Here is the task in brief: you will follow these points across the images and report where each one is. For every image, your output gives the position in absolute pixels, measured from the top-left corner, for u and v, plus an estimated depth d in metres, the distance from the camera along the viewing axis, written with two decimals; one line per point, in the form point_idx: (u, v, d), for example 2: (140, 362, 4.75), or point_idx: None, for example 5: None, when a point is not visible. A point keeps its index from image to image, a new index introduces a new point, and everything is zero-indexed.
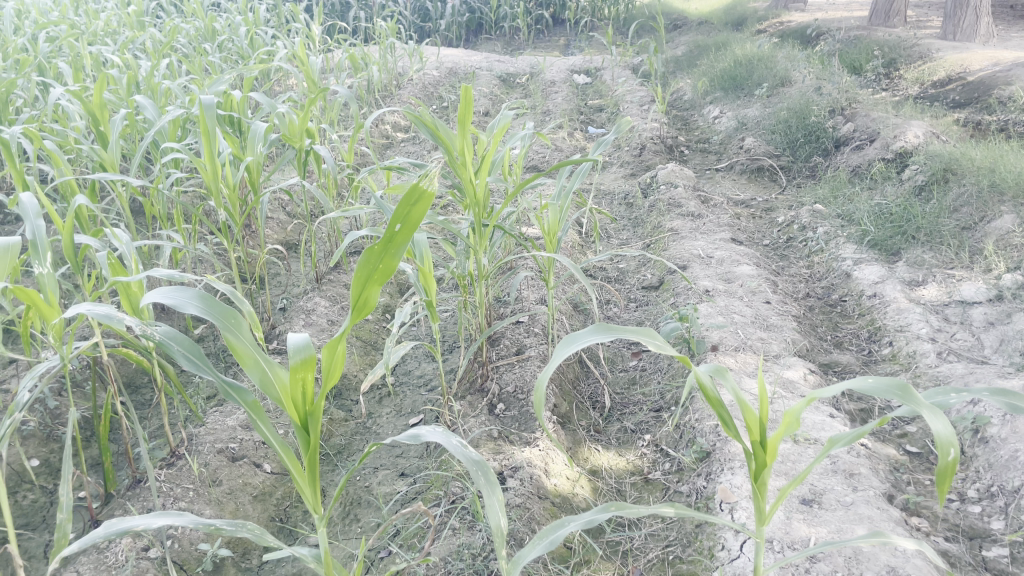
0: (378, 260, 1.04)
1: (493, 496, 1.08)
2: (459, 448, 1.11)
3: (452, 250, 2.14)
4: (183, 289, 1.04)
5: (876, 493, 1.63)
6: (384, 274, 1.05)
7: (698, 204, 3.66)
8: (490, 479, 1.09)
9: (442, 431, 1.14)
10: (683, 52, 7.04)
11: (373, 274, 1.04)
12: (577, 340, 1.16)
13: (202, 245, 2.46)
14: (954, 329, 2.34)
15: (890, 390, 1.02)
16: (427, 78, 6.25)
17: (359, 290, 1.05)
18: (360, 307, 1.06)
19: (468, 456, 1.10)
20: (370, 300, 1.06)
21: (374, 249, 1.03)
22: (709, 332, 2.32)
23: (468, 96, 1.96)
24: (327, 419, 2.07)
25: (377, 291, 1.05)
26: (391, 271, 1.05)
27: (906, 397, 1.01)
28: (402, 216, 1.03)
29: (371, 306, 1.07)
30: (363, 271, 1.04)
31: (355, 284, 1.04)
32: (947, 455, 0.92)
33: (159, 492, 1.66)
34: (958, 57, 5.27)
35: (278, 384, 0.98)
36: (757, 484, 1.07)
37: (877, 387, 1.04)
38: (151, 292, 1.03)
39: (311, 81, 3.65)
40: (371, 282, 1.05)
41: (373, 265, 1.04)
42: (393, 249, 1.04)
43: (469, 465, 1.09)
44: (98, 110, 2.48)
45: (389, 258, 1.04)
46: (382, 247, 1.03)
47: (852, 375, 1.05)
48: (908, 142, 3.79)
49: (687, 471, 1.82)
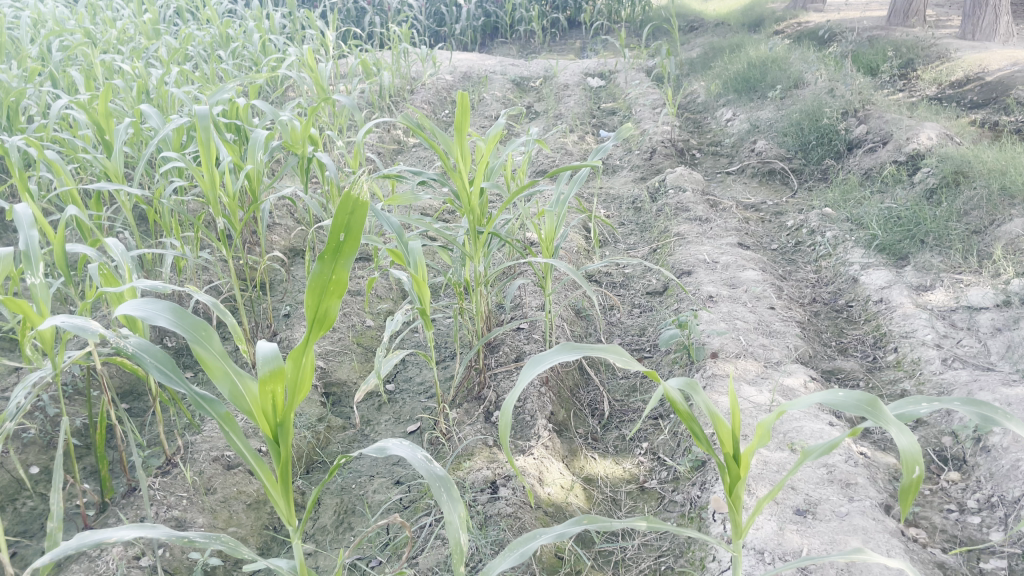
0: (330, 270, 1.03)
1: (454, 513, 1.05)
2: (423, 462, 1.09)
3: (448, 257, 2.13)
4: (154, 301, 1.05)
5: (873, 503, 1.61)
6: (339, 285, 1.05)
7: (707, 208, 3.64)
8: (454, 495, 1.06)
9: (409, 446, 1.13)
10: (697, 55, 7.00)
11: (328, 286, 1.04)
12: (542, 360, 1.15)
13: (204, 253, 2.47)
14: (961, 335, 2.30)
15: (859, 403, 1.00)
16: (441, 82, 6.27)
17: (317, 301, 1.04)
18: (320, 319, 1.05)
19: (432, 472, 1.07)
20: (330, 312, 1.05)
21: (324, 259, 1.02)
22: (710, 339, 2.30)
23: (464, 102, 1.96)
24: (325, 427, 2.07)
25: (335, 302, 1.04)
26: (345, 281, 1.04)
27: (875, 411, 0.99)
28: (343, 225, 1.02)
29: (333, 319, 1.07)
30: (317, 283, 1.03)
31: (311, 296, 1.03)
32: (912, 473, 0.92)
33: (153, 500, 1.67)
34: (975, 58, 5.20)
35: (248, 395, 0.98)
36: (732, 498, 1.06)
37: (846, 400, 1.02)
38: (123, 305, 1.04)
39: (319, 88, 3.67)
40: (327, 294, 1.04)
41: (327, 275, 1.03)
42: (342, 259, 1.03)
43: (431, 480, 1.06)
44: (103, 119, 2.51)
45: (340, 268, 1.03)
46: (332, 256, 1.02)
47: (822, 388, 1.04)
48: (920, 144, 3.75)
49: (683, 480, 1.80)
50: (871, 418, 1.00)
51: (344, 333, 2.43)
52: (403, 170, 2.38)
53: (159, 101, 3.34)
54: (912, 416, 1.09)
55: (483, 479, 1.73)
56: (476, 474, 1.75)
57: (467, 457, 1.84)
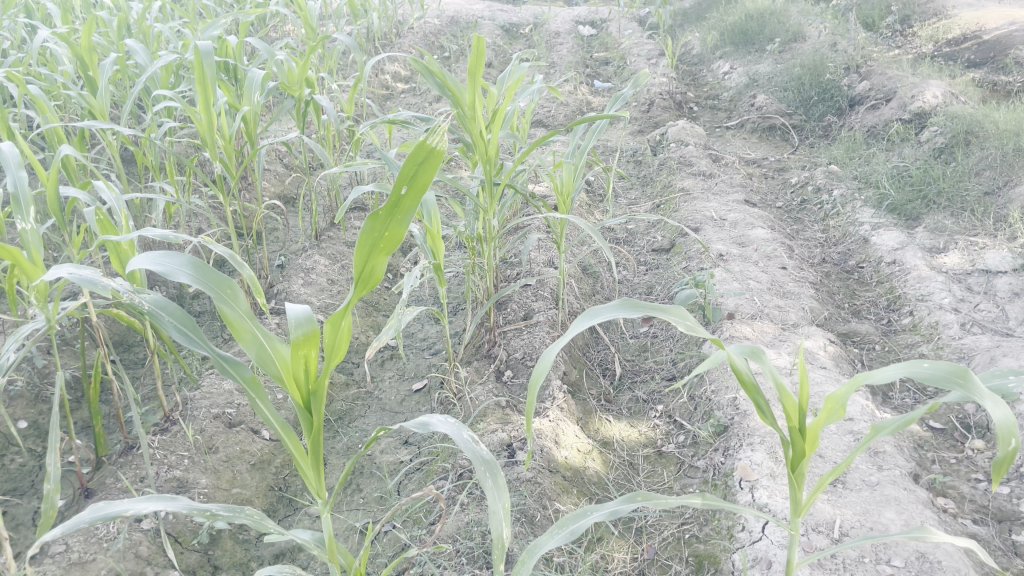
0: (384, 228, 0.94)
1: (500, 502, 0.98)
2: (469, 443, 1.02)
3: (460, 210, 2.02)
4: (171, 255, 0.95)
5: (903, 472, 1.56)
6: (390, 242, 0.96)
7: (710, 163, 3.55)
8: (498, 482, 0.99)
9: (454, 423, 1.05)
10: (690, 4, 6.82)
11: (379, 243, 0.95)
12: (598, 315, 1.07)
13: (196, 198, 2.35)
14: (978, 300, 2.25)
15: (947, 375, 0.94)
16: (429, 26, 6.07)
17: (365, 259, 0.96)
18: (365, 278, 0.97)
19: (477, 454, 1.01)
20: (377, 270, 0.98)
21: (379, 216, 0.92)
22: (724, 299, 2.24)
23: (480, 46, 1.83)
24: (328, 384, 1.99)
25: (384, 261, 0.96)
26: (398, 238, 0.95)
27: (961, 381, 0.93)
28: (409, 178, 0.91)
29: (378, 277, 0.99)
30: (367, 239, 0.95)
31: (359, 252, 0.95)
32: (1009, 445, 0.88)
33: (153, 460, 1.58)
34: (975, 15, 5.09)
35: (279, 360, 0.90)
36: (794, 474, 1.00)
37: (933, 372, 0.95)
38: (136, 258, 0.94)
39: (310, 27, 3.49)
40: (377, 251, 0.96)
41: (379, 233, 0.94)
42: (399, 215, 0.94)
43: (476, 464, 1.00)
44: (86, 53, 2.36)
45: (395, 225, 0.94)
46: (389, 214, 0.93)
47: (907, 358, 0.97)
48: (926, 102, 3.66)
49: (703, 445, 1.75)
50: (959, 391, 0.93)
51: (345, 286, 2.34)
52: (408, 116, 2.25)
53: (144, 36, 3.17)
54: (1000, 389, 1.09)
55: (499, 441, 1.66)
56: (491, 436, 1.68)
57: (480, 419, 1.77)
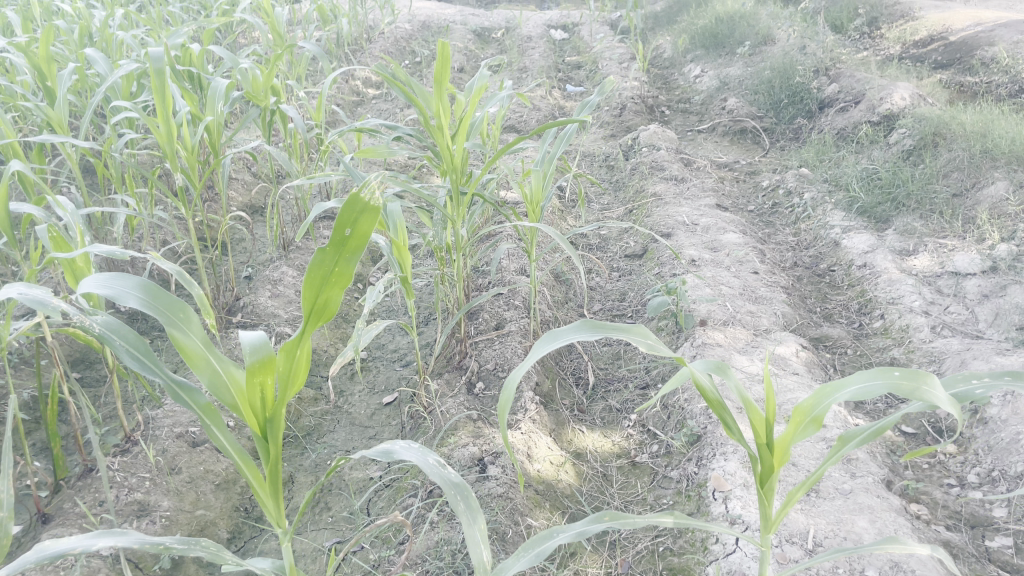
0: (332, 263, 0.91)
1: (475, 526, 0.96)
2: (437, 468, 1.00)
3: (428, 220, 1.98)
4: (121, 276, 0.91)
5: (875, 479, 1.56)
6: (342, 279, 0.92)
7: (681, 167, 3.55)
8: (471, 505, 0.98)
9: (417, 449, 1.03)
10: (661, 7, 6.83)
11: (329, 277, 0.92)
12: (560, 336, 1.05)
13: (160, 211, 2.30)
14: (947, 302, 2.26)
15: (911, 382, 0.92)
16: (400, 31, 6.04)
17: (314, 294, 0.92)
18: (317, 314, 0.93)
19: (447, 479, 0.98)
20: (331, 306, 0.93)
21: (324, 252, 0.90)
22: (697, 306, 2.23)
23: (445, 52, 1.79)
24: (296, 399, 1.96)
25: (337, 295, 0.92)
26: (349, 275, 0.92)
27: (925, 388, 0.90)
28: (350, 219, 0.90)
29: (334, 313, 0.94)
30: (316, 271, 0.91)
31: (308, 286, 0.91)
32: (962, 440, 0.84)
33: (112, 483, 1.54)
34: (941, 17, 5.13)
35: (234, 386, 0.87)
36: (764, 489, 0.99)
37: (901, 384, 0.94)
38: (84, 281, 0.90)
39: (276, 34, 3.44)
40: (329, 285, 0.92)
41: (327, 268, 0.91)
42: (346, 254, 0.91)
43: (445, 488, 0.97)
44: (44, 64, 2.31)
45: (343, 262, 0.91)
46: (335, 250, 0.91)
47: (877, 368, 0.95)
48: (894, 103, 3.68)
49: (676, 455, 1.73)
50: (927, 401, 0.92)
51: None
52: (376, 125, 2.21)
53: (107, 46, 3.12)
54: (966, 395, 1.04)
55: (470, 455, 1.63)
56: (462, 451, 1.65)
57: (451, 432, 1.75)
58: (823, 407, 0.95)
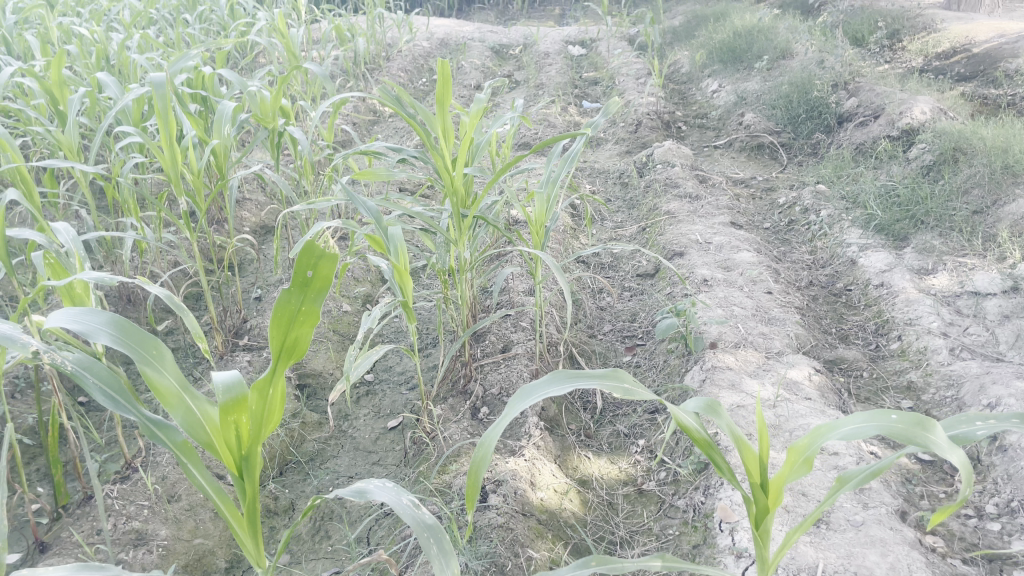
0: (298, 302, 0.94)
1: (448, 568, 0.99)
2: (410, 509, 1.03)
3: (430, 242, 1.96)
4: (91, 311, 0.94)
5: (889, 510, 1.51)
6: (309, 317, 0.95)
7: (696, 184, 3.51)
8: (444, 547, 1.00)
9: (392, 488, 1.07)
10: (679, 22, 6.80)
11: (297, 316, 0.94)
12: (533, 393, 1.10)
13: (168, 235, 2.30)
14: (967, 323, 2.20)
15: (911, 427, 0.96)
16: (418, 50, 6.05)
17: (284, 333, 0.94)
18: (289, 351, 0.96)
19: (420, 521, 1.01)
20: (301, 342, 0.96)
21: (289, 292, 0.92)
22: (707, 328, 2.19)
23: (447, 74, 1.78)
24: (299, 424, 1.94)
25: (307, 333, 0.95)
26: (316, 313, 0.94)
27: (924, 433, 0.95)
28: (311, 261, 0.92)
29: (304, 350, 0.97)
30: (282, 312, 0.94)
31: (276, 327, 0.94)
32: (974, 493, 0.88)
33: (110, 511, 1.53)
34: (964, 29, 5.05)
35: (207, 425, 0.91)
36: (759, 530, 1.03)
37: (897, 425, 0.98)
38: (53, 316, 0.92)
39: (290, 55, 3.45)
40: (297, 324, 0.95)
41: (294, 308, 0.93)
42: (311, 294, 0.94)
43: (421, 531, 1.00)
44: (56, 88, 2.33)
45: (310, 302, 0.94)
46: (300, 290, 0.93)
47: (874, 412, 0.98)
48: (914, 118, 3.62)
49: (684, 482, 1.69)
50: (924, 444, 0.95)
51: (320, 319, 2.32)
52: (380, 146, 2.19)
53: (122, 69, 3.14)
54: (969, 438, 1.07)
55: (471, 484, 1.60)
56: (463, 478, 1.62)
57: (453, 459, 1.72)
58: (814, 447, 0.99)
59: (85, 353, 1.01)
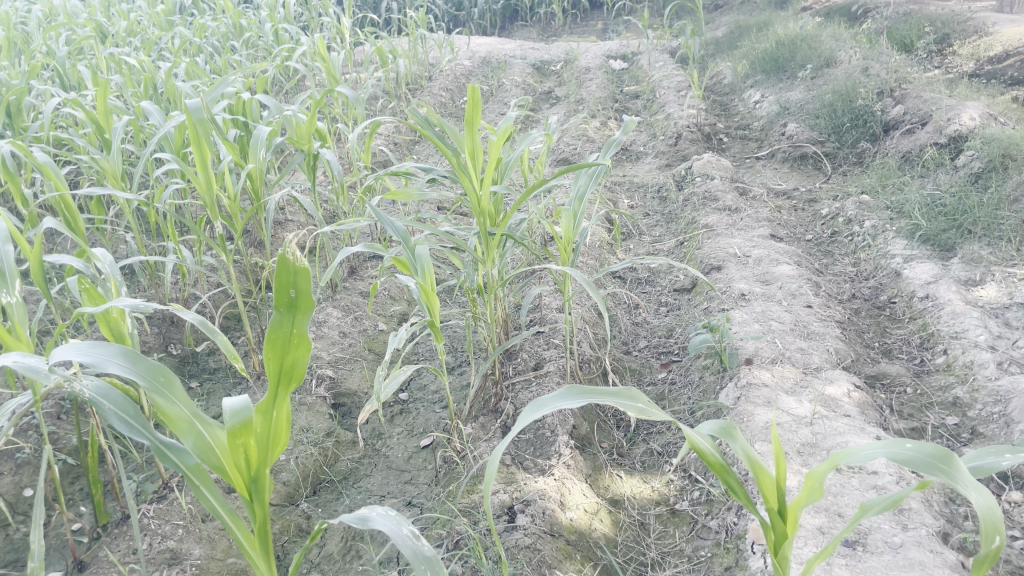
0: (288, 324, 0.99)
1: None
2: (409, 541, 1.03)
3: (457, 261, 1.96)
4: (100, 344, 1.01)
5: (929, 531, 1.45)
6: (301, 337, 1.01)
7: (737, 197, 3.46)
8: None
9: (394, 518, 1.07)
10: (722, 33, 6.74)
11: (291, 339, 1.00)
12: (545, 405, 1.08)
13: (208, 258, 2.35)
14: (1016, 335, 2.12)
15: (929, 458, 0.96)
16: (459, 68, 6.12)
17: (280, 355, 1.00)
18: (289, 373, 1.02)
19: (418, 553, 1.01)
20: (298, 364, 1.02)
21: (276, 315, 0.98)
22: (743, 343, 2.15)
23: (475, 95, 1.79)
24: (333, 443, 1.96)
25: (302, 355, 1.01)
26: (305, 334, 1.00)
27: (944, 466, 0.95)
28: (293, 283, 0.97)
29: (302, 371, 1.03)
30: (277, 336, 1.00)
31: (272, 352, 1.00)
32: (993, 542, 0.90)
33: (146, 530, 1.56)
34: (1016, 31, 4.90)
35: (216, 448, 0.99)
36: (778, 556, 1.03)
37: (914, 454, 0.98)
38: (62, 349, 0.98)
39: (330, 77, 3.51)
40: (292, 347, 1.00)
41: (285, 329, 0.99)
42: (299, 315, 0.99)
43: (418, 564, 1.00)
44: (102, 117, 2.40)
45: (299, 324, 1.00)
46: (288, 311, 0.99)
47: (889, 440, 1.00)
48: (963, 124, 3.52)
49: (718, 502, 1.65)
50: (941, 475, 0.96)
51: (356, 339, 2.35)
52: (410, 167, 2.21)
53: (167, 96, 3.23)
54: (993, 468, 1.06)
55: (500, 503, 1.60)
56: (491, 498, 1.62)
57: (483, 478, 1.72)
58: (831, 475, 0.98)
59: (103, 382, 1.07)
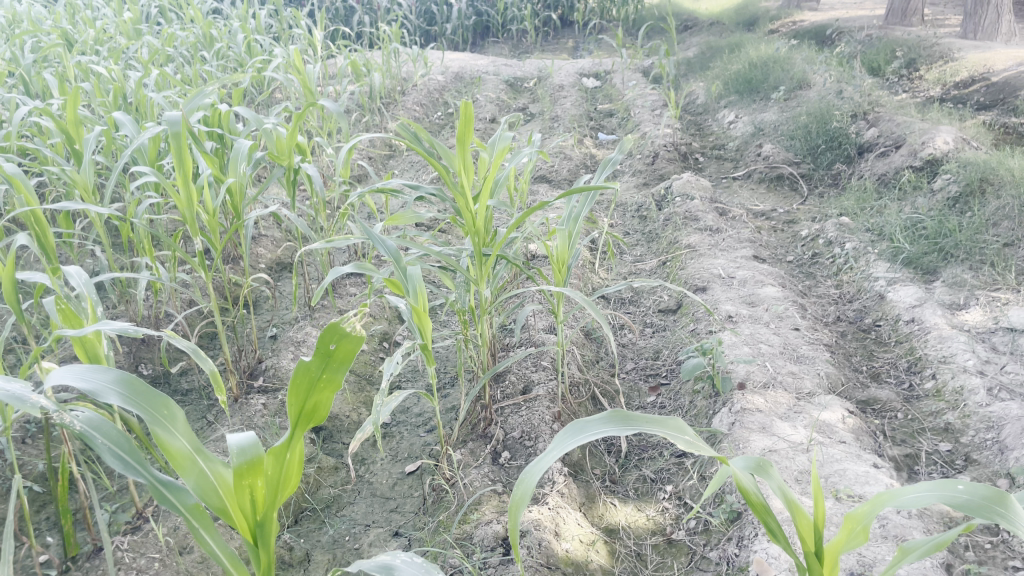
0: (320, 371, 0.99)
1: None
2: None
3: (448, 281, 1.91)
4: (97, 369, 0.95)
5: (935, 564, 1.42)
6: (329, 384, 1.00)
7: (717, 217, 3.44)
8: None
9: (419, 564, 1.02)
10: (693, 54, 6.79)
11: (316, 383, 1.00)
12: (588, 430, 1.04)
13: (182, 274, 2.27)
14: (1004, 360, 2.12)
15: (985, 500, 0.92)
16: (432, 83, 6.07)
17: (304, 397, 0.99)
18: (308, 415, 1.01)
19: None
20: (320, 407, 1.01)
21: (312, 362, 0.98)
22: (734, 367, 2.12)
23: (468, 112, 1.74)
24: (315, 469, 1.89)
25: (326, 399, 1.00)
26: (335, 382, 1.00)
27: (998, 508, 0.91)
28: (335, 335, 0.97)
29: (322, 413, 1.02)
30: (303, 379, 0.99)
31: (296, 395, 0.99)
32: None
33: (120, 565, 1.47)
34: (982, 57, 4.98)
35: (219, 488, 0.95)
36: None
37: (968, 497, 0.93)
38: (58, 372, 0.92)
39: (306, 90, 3.43)
40: (317, 390, 1.00)
41: (315, 375, 0.99)
42: (334, 365, 0.99)
43: None
44: (72, 127, 2.31)
45: (331, 372, 1.00)
46: (322, 361, 0.99)
47: (940, 481, 0.95)
48: (937, 148, 3.56)
49: (716, 533, 1.62)
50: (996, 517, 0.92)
51: None
52: (397, 184, 2.16)
53: (137, 107, 3.14)
54: None
55: (493, 535, 1.55)
56: (485, 529, 1.56)
57: (474, 507, 1.66)
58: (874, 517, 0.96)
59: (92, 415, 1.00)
